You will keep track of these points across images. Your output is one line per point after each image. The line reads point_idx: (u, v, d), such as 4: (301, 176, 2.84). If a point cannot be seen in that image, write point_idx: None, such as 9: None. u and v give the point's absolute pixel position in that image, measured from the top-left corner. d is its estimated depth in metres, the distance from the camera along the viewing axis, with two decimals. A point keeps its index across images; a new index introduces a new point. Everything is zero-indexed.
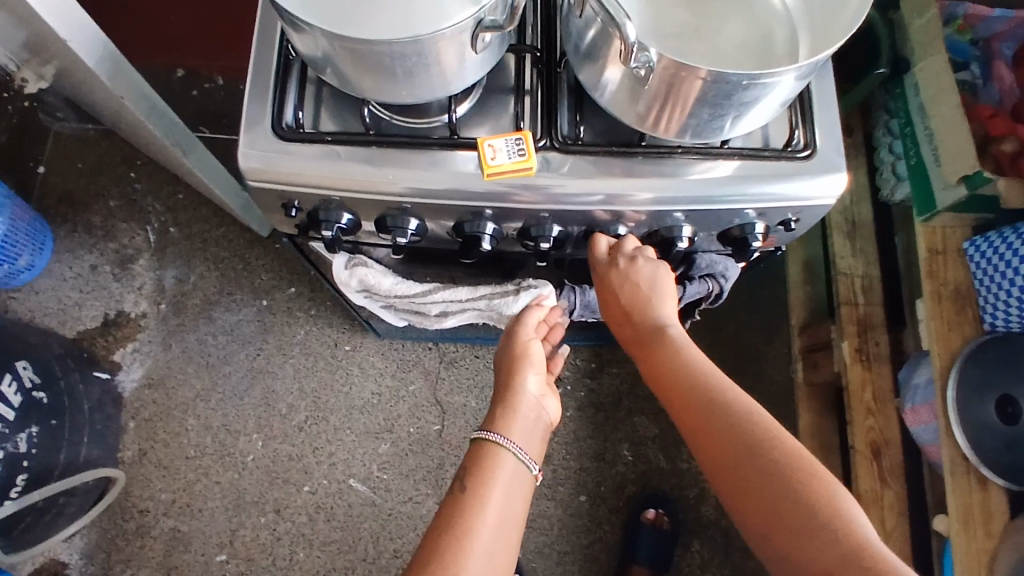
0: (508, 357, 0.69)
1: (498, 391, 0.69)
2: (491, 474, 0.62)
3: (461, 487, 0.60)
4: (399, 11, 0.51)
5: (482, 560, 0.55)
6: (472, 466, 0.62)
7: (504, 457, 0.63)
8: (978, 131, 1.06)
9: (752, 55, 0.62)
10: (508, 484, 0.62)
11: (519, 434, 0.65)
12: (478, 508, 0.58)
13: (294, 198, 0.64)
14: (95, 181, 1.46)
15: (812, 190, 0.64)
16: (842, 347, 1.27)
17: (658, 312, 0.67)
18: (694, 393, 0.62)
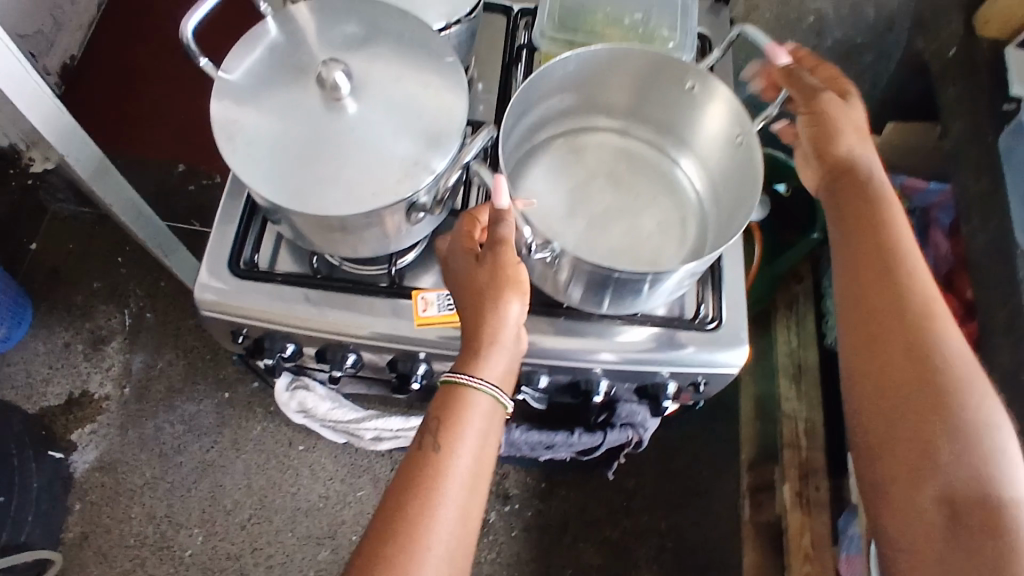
0: (483, 277, 0.61)
1: (466, 310, 0.61)
2: (462, 428, 0.59)
3: (432, 444, 0.59)
4: (343, 183, 0.56)
5: (452, 513, 0.57)
6: (443, 417, 0.60)
7: (478, 400, 0.60)
8: None
9: (651, 249, 0.71)
10: (478, 423, 0.60)
11: (491, 371, 0.61)
12: (449, 474, 0.57)
13: (243, 328, 0.70)
14: (83, 262, 1.52)
15: (718, 360, 0.70)
16: (785, 490, 1.29)
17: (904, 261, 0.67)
18: (887, 328, 0.65)
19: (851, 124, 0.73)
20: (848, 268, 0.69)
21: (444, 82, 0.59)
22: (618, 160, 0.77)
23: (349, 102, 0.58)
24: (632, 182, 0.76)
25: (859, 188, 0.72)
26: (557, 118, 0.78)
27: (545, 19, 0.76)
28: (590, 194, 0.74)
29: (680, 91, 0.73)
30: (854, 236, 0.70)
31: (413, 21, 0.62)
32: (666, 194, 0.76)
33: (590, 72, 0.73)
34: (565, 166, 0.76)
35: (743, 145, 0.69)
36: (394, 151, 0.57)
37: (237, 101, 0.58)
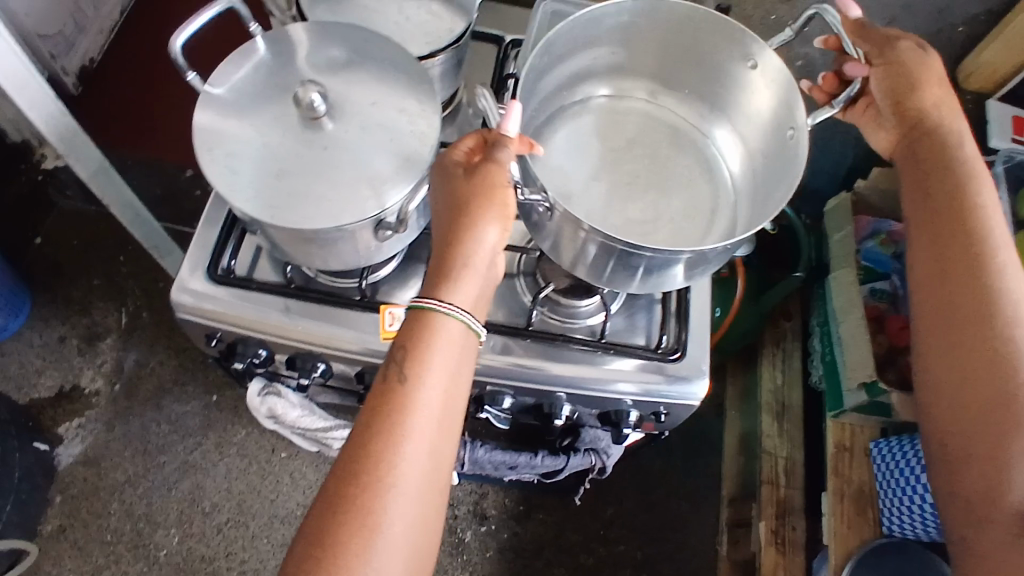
0: (468, 191, 0.56)
1: (445, 230, 0.56)
2: (430, 355, 0.54)
3: (398, 373, 0.53)
4: (312, 198, 0.58)
5: (421, 448, 0.52)
6: (409, 344, 0.54)
7: (449, 324, 0.55)
8: (885, 342, 1.09)
9: (676, 220, 0.70)
10: (448, 353, 0.55)
11: (465, 295, 0.56)
12: (414, 407, 0.52)
13: (217, 331, 0.72)
14: (85, 258, 1.56)
15: (678, 391, 0.71)
16: (760, 527, 1.28)
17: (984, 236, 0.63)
18: (973, 311, 0.62)
19: (930, 100, 0.68)
20: (930, 238, 0.65)
21: (421, 105, 0.62)
22: (657, 131, 0.78)
23: (326, 121, 0.60)
24: (667, 155, 0.76)
25: (940, 150, 0.67)
26: (607, 76, 0.79)
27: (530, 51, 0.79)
28: (621, 161, 0.73)
29: (734, 67, 0.72)
30: (938, 217, 0.65)
31: (395, 47, 0.64)
32: (699, 171, 0.76)
33: (642, 27, 0.73)
34: (604, 127, 0.77)
35: (790, 130, 0.67)
36: (365, 169, 0.59)
37: (220, 113, 0.61)
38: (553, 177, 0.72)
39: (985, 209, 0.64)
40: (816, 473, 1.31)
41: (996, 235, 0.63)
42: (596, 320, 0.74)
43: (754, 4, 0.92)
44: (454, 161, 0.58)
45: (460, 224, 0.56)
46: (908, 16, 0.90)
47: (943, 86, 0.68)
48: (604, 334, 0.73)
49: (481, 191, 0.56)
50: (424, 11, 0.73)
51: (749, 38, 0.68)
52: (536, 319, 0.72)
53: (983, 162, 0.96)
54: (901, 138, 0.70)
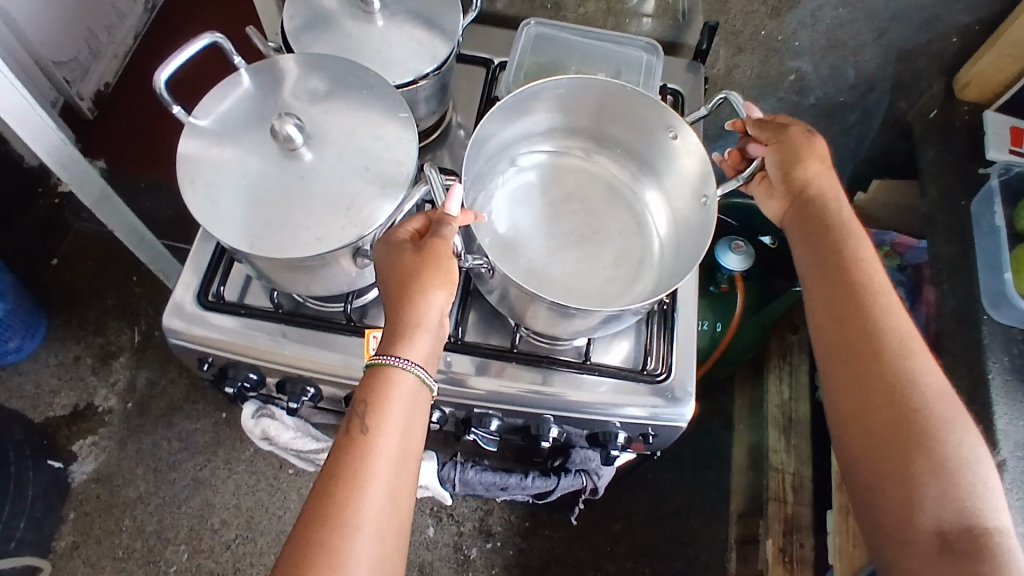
0: (415, 262, 0.59)
1: (392, 301, 0.59)
2: (390, 406, 0.57)
3: (361, 424, 0.56)
4: (291, 226, 0.59)
5: (383, 496, 0.54)
6: (368, 397, 0.57)
7: (406, 379, 0.58)
8: None
9: (606, 284, 0.68)
10: (407, 403, 0.58)
11: (419, 351, 0.59)
12: (377, 454, 0.55)
13: (208, 356, 0.73)
14: (100, 279, 1.59)
15: (663, 412, 0.71)
16: (768, 545, 1.27)
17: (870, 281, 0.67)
18: (870, 349, 0.64)
19: (812, 174, 0.74)
20: (824, 289, 0.68)
21: (397, 133, 0.64)
22: (596, 188, 0.76)
23: (304, 151, 0.62)
24: (605, 214, 0.74)
25: (820, 215, 0.72)
26: (537, 141, 0.77)
27: (513, 76, 0.80)
28: (556, 220, 0.72)
29: (662, 137, 0.72)
30: (832, 265, 0.69)
31: (372, 77, 0.66)
32: (637, 233, 0.73)
33: (578, 97, 0.73)
34: (535, 189, 0.75)
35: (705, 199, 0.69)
36: (343, 198, 0.61)
37: (202, 146, 0.62)
38: (493, 236, 0.70)
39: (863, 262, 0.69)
40: (825, 489, 1.29)
41: (880, 285, 0.67)
42: (583, 341, 0.74)
43: (742, 19, 0.92)
44: (399, 237, 0.60)
45: (416, 294, 0.58)
46: (895, 28, 0.90)
47: (825, 158, 0.74)
48: (589, 355, 0.73)
49: (430, 262, 0.59)
50: (407, 38, 0.74)
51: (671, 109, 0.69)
52: (521, 340, 0.72)
53: (979, 172, 0.94)
54: (791, 206, 0.74)
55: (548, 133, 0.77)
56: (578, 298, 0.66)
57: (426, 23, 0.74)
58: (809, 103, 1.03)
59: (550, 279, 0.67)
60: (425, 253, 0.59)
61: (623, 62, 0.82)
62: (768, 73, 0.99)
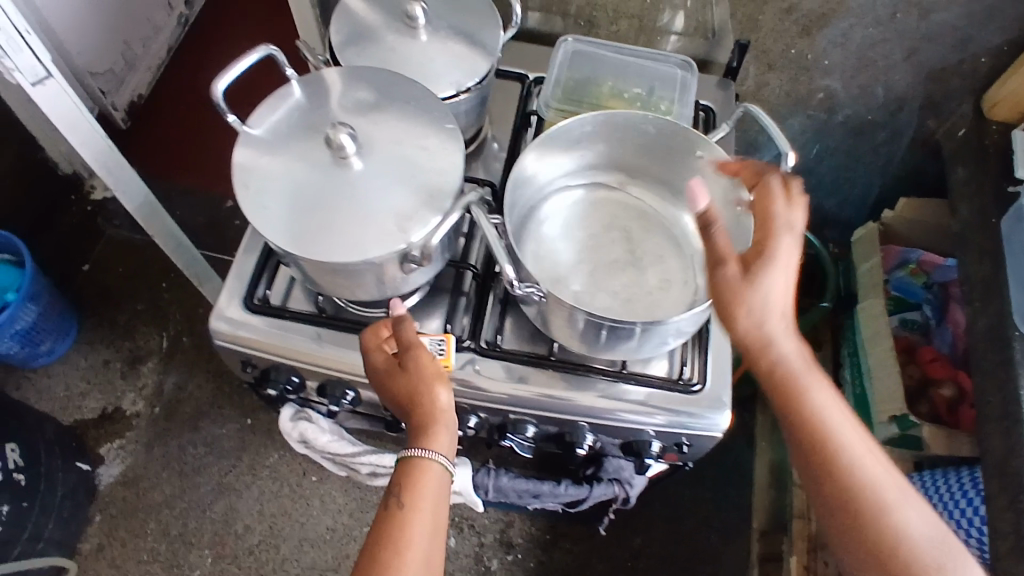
0: (410, 381, 0.65)
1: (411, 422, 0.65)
2: (425, 488, 0.63)
3: (398, 503, 0.63)
4: (340, 231, 0.61)
5: (418, 571, 0.60)
6: (402, 481, 0.64)
7: (435, 469, 0.64)
8: (917, 373, 1.11)
9: (646, 311, 0.69)
10: (438, 486, 0.64)
11: (443, 441, 0.65)
12: (413, 531, 0.61)
13: (252, 357, 0.75)
14: (131, 284, 1.62)
15: (699, 421, 0.72)
16: (791, 561, 1.26)
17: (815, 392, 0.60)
18: (832, 464, 0.58)
19: (744, 305, 0.57)
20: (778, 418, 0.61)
21: (443, 144, 0.65)
22: (630, 214, 0.77)
23: (355, 160, 0.63)
24: (642, 241, 0.75)
25: (741, 342, 0.59)
26: (570, 176, 0.78)
27: (551, 90, 0.82)
28: (598, 247, 0.74)
29: (684, 155, 0.73)
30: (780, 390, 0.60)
31: (419, 89, 0.68)
32: (675, 254, 0.74)
33: (605, 133, 0.74)
34: (574, 219, 0.76)
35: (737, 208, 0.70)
36: (388, 205, 0.62)
37: (257, 151, 0.65)
38: (542, 271, 0.72)
39: (802, 373, 0.60)
40: None
41: (823, 398, 0.59)
42: None
43: (773, 38, 0.93)
44: (376, 366, 0.67)
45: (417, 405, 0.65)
46: (924, 48, 0.92)
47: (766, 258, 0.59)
48: (625, 365, 0.74)
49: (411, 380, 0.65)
50: (448, 53, 0.75)
51: (694, 129, 0.70)
52: (559, 347, 0.73)
53: (1008, 191, 0.94)
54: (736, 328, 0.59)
55: (576, 171, 0.77)
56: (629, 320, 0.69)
57: (467, 38, 0.76)
58: (837, 121, 1.05)
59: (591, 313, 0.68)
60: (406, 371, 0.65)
61: (657, 76, 0.83)
62: (797, 91, 1.01)
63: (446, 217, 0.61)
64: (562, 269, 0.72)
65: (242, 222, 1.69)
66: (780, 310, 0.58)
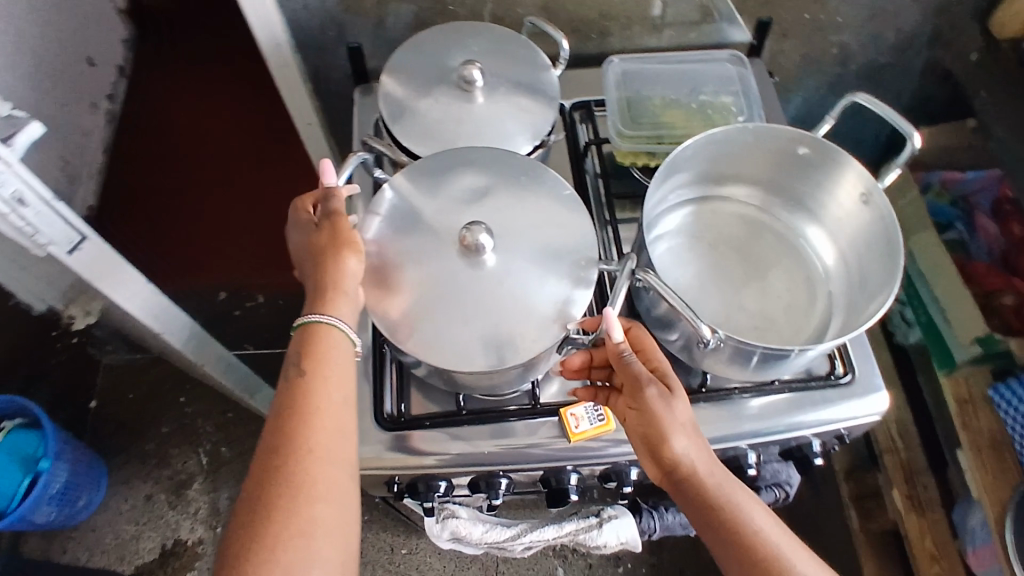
0: (320, 241, 0.60)
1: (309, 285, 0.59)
2: (329, 360, 0.56)
3: (298, 373, 0.55)
4: (497, 332, 0.57)
5: (331, 453, 0.53)
6: (305, 350, 0.56)
7: (337, 341, 0.57)
8: (977, 289, 1.14)
9: (795, 330, 0.68)
10: (342, 364, 0.57)
11: (347, 311, 0.58)
12: (321, 406, 0.54)
13: (396, 476, 0.70)
14: (148, 409, 1.52)
15: (860, 412, 0.71)
16: (892, 496, 1.28)
17: (732, 493, 0.58)
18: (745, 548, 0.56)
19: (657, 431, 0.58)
20: (686, 502, 0.59)
21: (566, 214, 0.63)
22: (733, 224, 0.75)
23: (486, 256, 0.60)
24: (757, 250, 0.73)
25: (656, 446, 0.59)
26: (666, 201, 0.74)
27: (614, 114, 0.79)
28: (718, 268, 0.71)
29: (786, 155, 0.70)
30: (695, 507, 0.58)
31: (521, 161, 0.65)
32: (792, 260, 0.73)
33: (705, 151, 0.70)
34: (683, 245, 0.73)
35: (856, 199, 0.68)
36: (538, 292, 0.59)
37: (379, 269, 0.61)
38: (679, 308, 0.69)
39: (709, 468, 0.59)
40: (927, 429, 1.33)
41: (727, 486, 0.58)
42: None
43: (786, 9, 0.92)
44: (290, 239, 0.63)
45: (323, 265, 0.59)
46: None
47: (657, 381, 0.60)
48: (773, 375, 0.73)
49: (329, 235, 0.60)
50: (515, 108, 0.72)
51: (800, 129, 0.66)
52: (708, 379, 0.72)
53: None
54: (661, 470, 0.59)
55: (670, 194, 0.73)
56: (782, 336, 0.68)
57: (529, 88, 0.74)
58: (851, 71, 1.05)
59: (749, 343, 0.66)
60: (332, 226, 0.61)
61: (712, 80, 0.84)
62: (812, 52, 1.00)
63: (623, 293, 0.59)
64: (699, 301, 0.69)
65: (242, 311, 1.55)
66: (687, 423, 0.59)
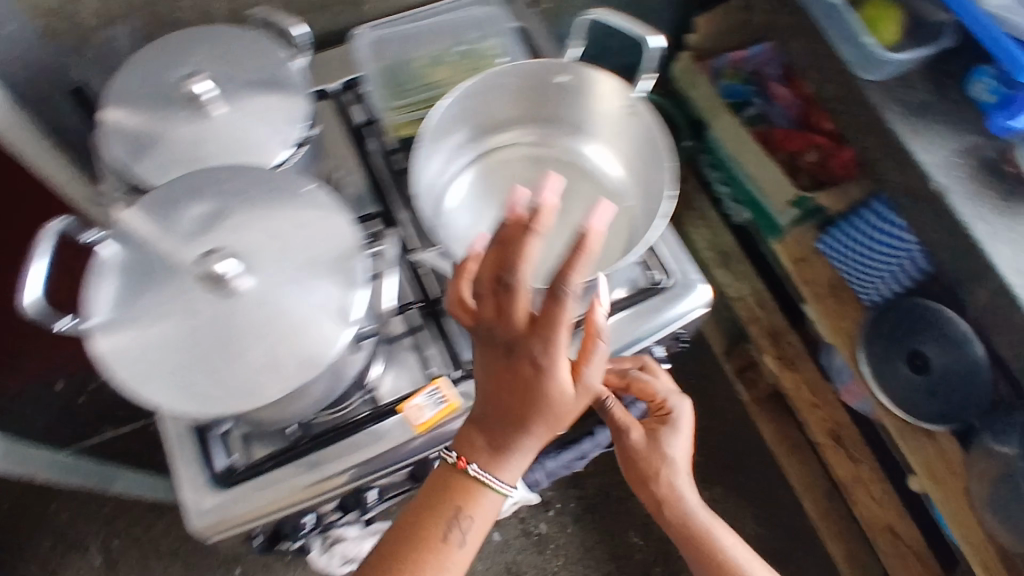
0: (516, 378, 0.53)
1: (495, 407, 0.55)
2: (477, 504, 0.58)
3: (449, 515, 0.58)
4: (268, 358, 0.53)
5: None
6: (456, 492, 0.58)
7: (497, 497, 0.58)
8: (784, 154, 1.20)
9: (589, 250, 0.68)
10: (487, 510, 0.58)
11: (513, 470, 0.57)
12: (453, 552, 0.57)
13: (256, 528, 0.66)
14: (15, 528, 1.37)
15: (688, 310, 0.74)
16: (766, 360, 1.37)
17: (701, 520, 0.75)
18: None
19: (644, 472, 0.74)
20: (669, 526, 0.76)
21: (320, 211, 0.59)
22: (521, 167, 0.73)
23: (240, 281, 0.55)
24: (546, 183, 0.72)
25: (642, 478, 0.75)
26: (446, 163, 0.71)
27: (376, 90, 0.76)
28: (516, 216, 0.70)
29: (549, 85, 0.70)
30: (679, 533, 0.75)
31: (252, 170, 0.60)
32: (580, 178, 0.73)
33: (467, 102, 0.69)
34: (476, 204, 0.71)
35: (622, 112, 0.69)
36: (305, 301, 0.55)
37: (129, 330, 0.54)
38: None
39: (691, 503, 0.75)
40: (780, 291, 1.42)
41: (703, 520, 0.75)
42: None
43: None
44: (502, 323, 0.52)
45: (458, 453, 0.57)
46: None
47: (645, 439, 0.74)
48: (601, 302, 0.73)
49: (527, 387, 0.53)
50: (262, 109, 0.67)
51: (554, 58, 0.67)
52: None
53: None
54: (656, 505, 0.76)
55: (450, 157, 0.72)
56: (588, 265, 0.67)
57: (271, 85, 0.68)
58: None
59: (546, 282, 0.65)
60: (500, 307, 0.52)
61: (464, 28, 0.81)
62: None
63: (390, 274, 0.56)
64: None
65: (87, 394, 1.42)
66: (670, 468, 0.74)
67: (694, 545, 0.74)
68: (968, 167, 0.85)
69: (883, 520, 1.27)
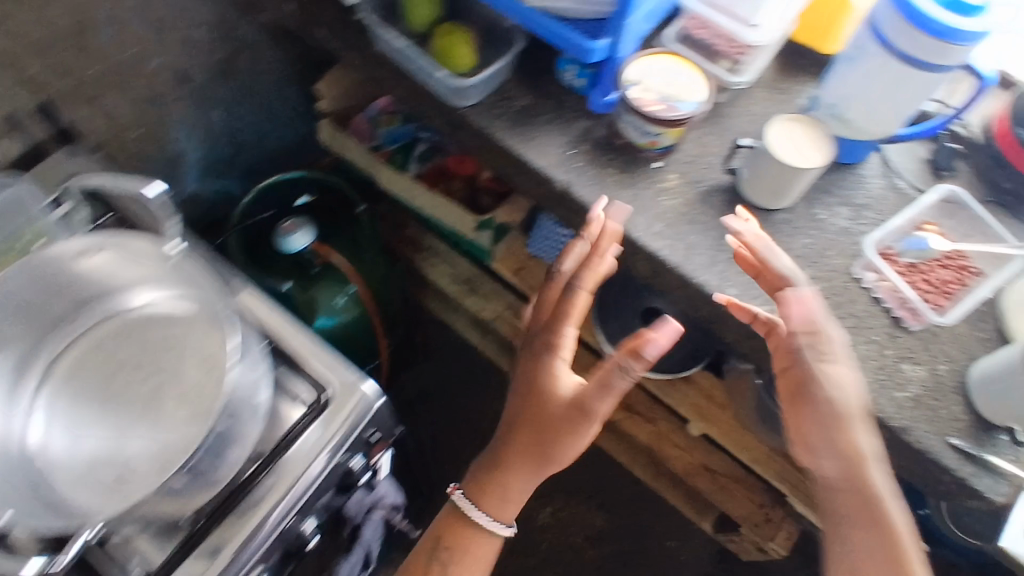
0: (540, 402, 0.83)
1: (528, 411, 0.84)
2: (476, 539, 0.87)
3: (476, 527, 0.87)
4: None
5: None
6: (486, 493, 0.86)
7: (488, 534, 0.87)
8: (462, 183, 1.17)
9: (187, 427, 0.70)
10: (486, 542, 0.87)
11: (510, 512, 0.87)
12: (475, 554, 0.87)
13: None
14: None
15: (356, 410, 0.75)
16: None
17: (869, 470, 0.73)
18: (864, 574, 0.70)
19: (810, 413, 0.75)
20: (833, 488, 0.74)
21: None
22: (103, 361, 0.74)
23: None
24: (141, 358, 0.74)
25: (842, 434, 0.74)
26: (16, 407, 0.71)
27: None
28: (108, 417, 0.72)
29: (71, 274, 0.74)
30: (853, 490, 0.73)
31: None
32: (157, 338, 0.75)
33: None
34: (69, 427, 0.71)
35: (151, 266, 0.75)
36: None
37: None
38: (103, 486, 0.68)
39: (857, 470, 0.73)
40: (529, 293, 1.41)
41: (875, 481, 0.73)
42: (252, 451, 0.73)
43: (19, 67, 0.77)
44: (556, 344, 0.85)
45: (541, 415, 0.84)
46: None
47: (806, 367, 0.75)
48: (263, 448, 0.73)
49: (537, 442, 0.83)
50: None
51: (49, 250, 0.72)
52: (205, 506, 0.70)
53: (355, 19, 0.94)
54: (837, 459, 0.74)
55: (20, 400, 0.72)
56: (191, 421, 0.70)
57: None
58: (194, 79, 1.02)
59: (158, 475, 0.67)
60: (558, 351, 0.85)
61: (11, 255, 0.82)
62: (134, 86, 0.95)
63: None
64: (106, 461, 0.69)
65: None
66: (857, 417, 0.74)
67: (872, 497, 0.72)
68: (583, 153, 0.88)
69: (697, 460, 1.32)
